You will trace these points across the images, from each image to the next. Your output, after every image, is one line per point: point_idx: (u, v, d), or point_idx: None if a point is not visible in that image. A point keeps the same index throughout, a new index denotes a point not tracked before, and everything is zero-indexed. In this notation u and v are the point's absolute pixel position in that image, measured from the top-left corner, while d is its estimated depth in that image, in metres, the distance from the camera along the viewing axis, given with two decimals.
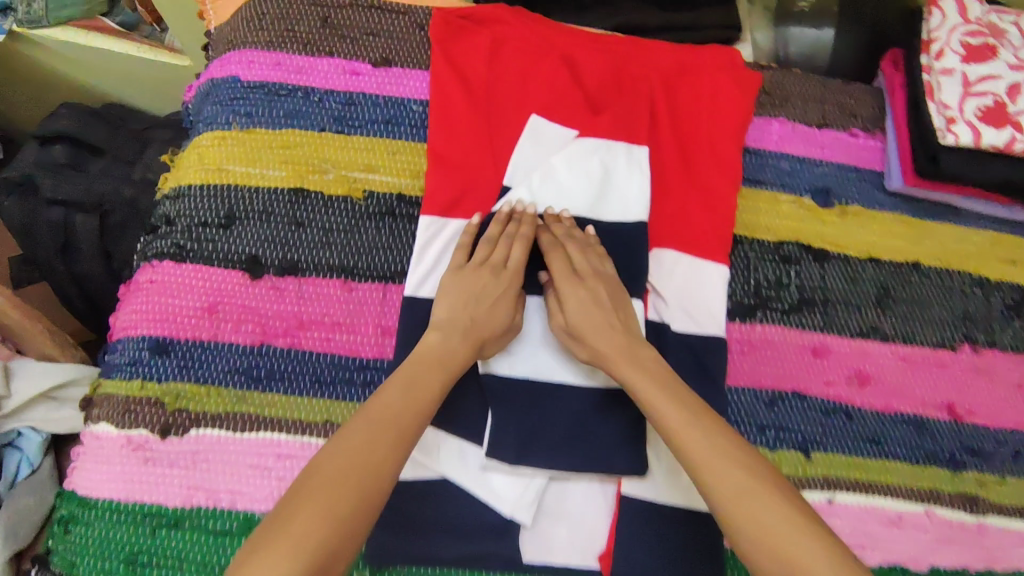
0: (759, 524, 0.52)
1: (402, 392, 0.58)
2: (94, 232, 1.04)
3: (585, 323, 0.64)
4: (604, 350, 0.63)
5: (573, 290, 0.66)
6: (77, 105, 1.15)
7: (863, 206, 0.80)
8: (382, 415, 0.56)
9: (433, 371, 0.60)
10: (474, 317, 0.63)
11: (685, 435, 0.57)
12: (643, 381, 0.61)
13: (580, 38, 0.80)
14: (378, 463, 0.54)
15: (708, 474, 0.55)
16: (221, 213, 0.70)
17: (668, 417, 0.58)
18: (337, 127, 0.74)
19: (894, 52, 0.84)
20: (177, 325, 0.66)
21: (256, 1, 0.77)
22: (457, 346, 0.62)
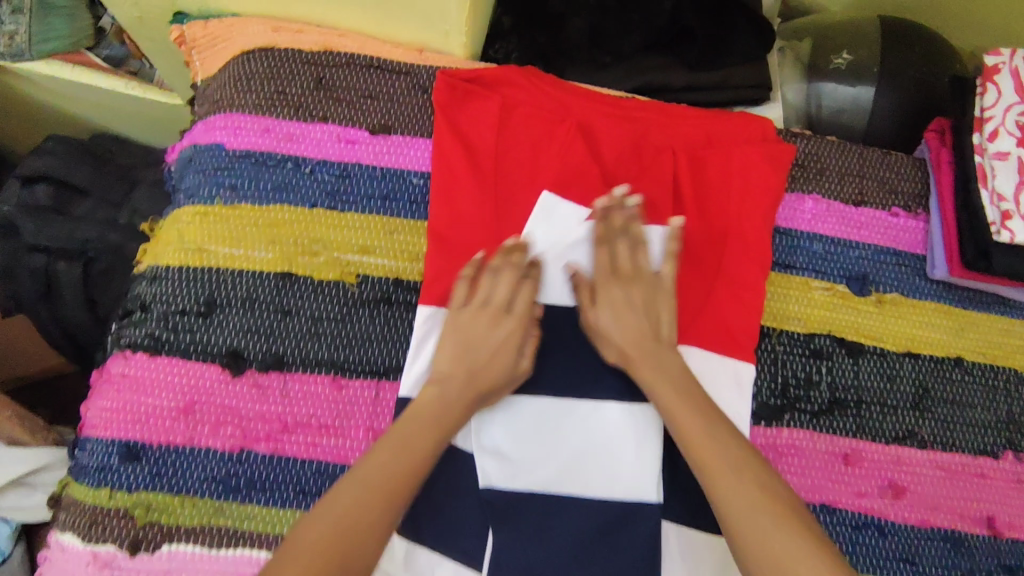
0: (761, 540, 0.50)
1: (397, 448, 0.54)
2: (78, 281, 0.98)
3: (622, 332, 0.62)
4: (631, 355, 0.61)
5: (608, 288, 0.64)
6: (64, 138, 1.09)
7: (901, 294, 0.73)
8: (372, 473, 0.52)
9: (428, 424, 0.56)
10: (471, 365, 0.60)
11: (696, 445, 0.56)
12: (664, 390, 0.59)
13: (598, 102, 0.73)
14: (367, 522, 0.50)
15: (717, 485, 0.53)
16: (201, 300, 0.64)
17: (682, 425, 0.57)
18: (330, 203, 0.67)
19: (941, 121, 0.77)
20: (150, 428, 0.61)
21: (246, 59, 0.71)
22: (455, 399, 0.58)
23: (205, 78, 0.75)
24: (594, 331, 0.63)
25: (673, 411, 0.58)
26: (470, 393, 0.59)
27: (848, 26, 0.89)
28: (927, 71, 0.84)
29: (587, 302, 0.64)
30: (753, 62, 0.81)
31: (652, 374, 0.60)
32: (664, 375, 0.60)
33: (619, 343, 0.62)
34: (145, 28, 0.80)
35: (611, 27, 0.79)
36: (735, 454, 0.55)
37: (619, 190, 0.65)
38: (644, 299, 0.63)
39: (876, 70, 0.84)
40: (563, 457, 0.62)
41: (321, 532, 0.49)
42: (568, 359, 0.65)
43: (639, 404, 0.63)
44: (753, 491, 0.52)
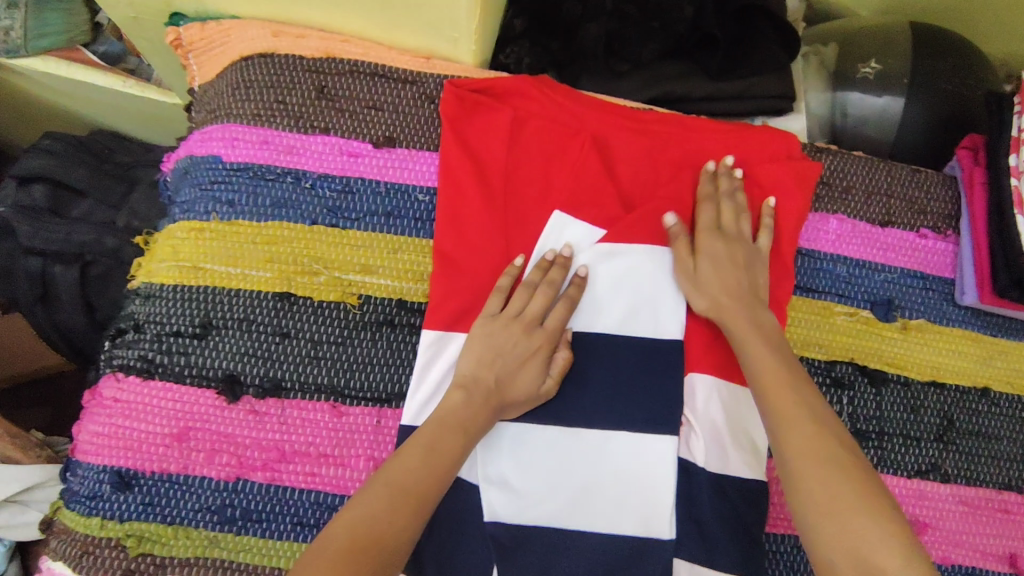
0: (827, 498, 0.48)
1: (425, 454, 0.53)
2: (74, 285, 0.96)
3: (720, 283, 0.62)
4: (722, 307, 0.61)
5: (711, 243, 0.63)
6: (62, 135, 1.06)
7: (928, 321, 0.70)
8: (392, 477, 0.51)
9: (457, 430, 0.55)
10: (505, 378, 0.58)
11: (772, 393, 0.55)
12: (751, 339, 0.59)
13: (614, 114, 0.70)
14: (387, 527, 0.48)
15: (791, 433, 0.52)
16: (196, 322, 0.61)
17: (766, 374, 0.56)
18: (331, 220, 0.64)
19: (975, 138, 0.73)
20: (143, 455, 0.59)
21: (244, 66, 0.68)
22: (480, 410, 0.56)
23: (203, 84, 0.72)
24: (683, 282, 0.63)
25: (756, 359, 0.58)
26: (493, 407, 0.57)
27: (877, 33, 0.85)
28: (959, 83, 0.80)
29: (682, 255, 0.63)
30: (777, 71, 0.77)
31: (743, 325, 0.60)
32: (749, 325, 0.60)
33: (716, 294, 0.61)
34: (141, 29, 0.77)
35: (628, 33, 0.75)
36: (810, 407, 0.54)
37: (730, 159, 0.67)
38: (738, 256, 0.63)
39: (906, 80, 0.80)
40: (571, 490, 0.59)
41: (339, 532, 0.47)
42: (579, 387, 0.62)
43: (651, 435, 0.61)
44: (826, 444, 0.51)
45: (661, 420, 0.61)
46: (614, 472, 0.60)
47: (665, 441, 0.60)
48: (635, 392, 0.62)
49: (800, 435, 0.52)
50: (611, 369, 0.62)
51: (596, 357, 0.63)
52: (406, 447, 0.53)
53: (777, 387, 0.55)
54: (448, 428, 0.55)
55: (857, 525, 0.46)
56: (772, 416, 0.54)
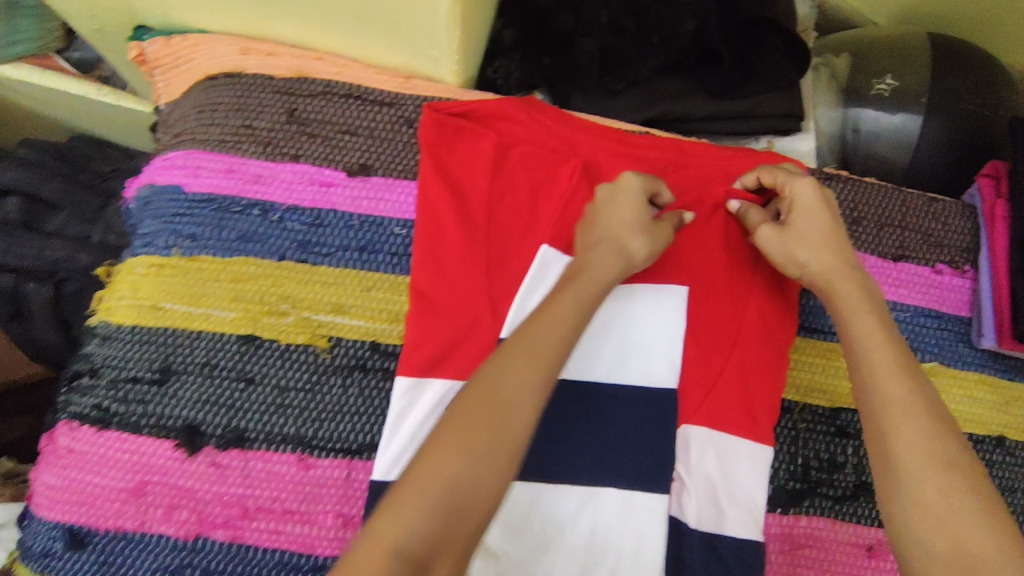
0: (932, 500, 0.44)
1: (530, 367, 0.47)
2: (48, 303, 0.85)
3: (821, 239, 0.57)
4: (824, 267, 0.56)
5: (806, 219, 0.58)
6: (39, 143, 0.98)
7: (941, 363, 0.66)
8: (486, 391, 0.46)
9: (559, 307, 0.51)
10: (613, 234, 0.56)
11: (882, 379, 0.49)
12: (863, 318, 0.53)
13: (609, 138, 0.65)
14: (494, 463, 0.44)
15: (908, 426, 0.47)
16: (155, 366, 0.58)
17: (879, 367, 0.50)
18: (301, 255, 0.60)
19: (997, 164, 0.68)
20: (96, 511, 0.56)
21: (210, 87, 0.63)
22: (608, 262, 0.55)
23: (170, 103, 0.68)
24: (780, 253, 0.58)
25: (868, 344, 0.51)
26: (619, 262, 0.55)
27: (895, 46, 0.79)
28: (981, 103, 0.74)
29: (766, 223, 0.59)
30: (786, 90, 0.71)
31: (853, 293, 0.54)
32: (858, 292, 0.54)
33: (824, 250, 0.56)
34: (108, 41, 0.72)
35: (627, 51, 0.69)
36: (922, 393, 0.48)
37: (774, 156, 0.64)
38: (832, 210, 0.59)
39: (924, 99, 0.74)
40: (554, 550, 0.55)
41: (429, 475, 0.43)
42: (564, 439, 0.58)
43: (640, 491, 0.57)
44: (945, 445, 0.46)
45: (650, 475, 0.57)
46: (600, 531, 0.56)
47: (654, 499, 0.57)
48: (624, 442, 0.58)
49: (918, 434, 0.46)
50: (597, 418, 0.59)
51: (583, 406, 0.59)
52: (506, 354, 0.48)
53: (889, 372, 0.49)
54: (559, 303, 0.51)
55: (959, 532, 0.42)
56: (882, 401, 0.48)
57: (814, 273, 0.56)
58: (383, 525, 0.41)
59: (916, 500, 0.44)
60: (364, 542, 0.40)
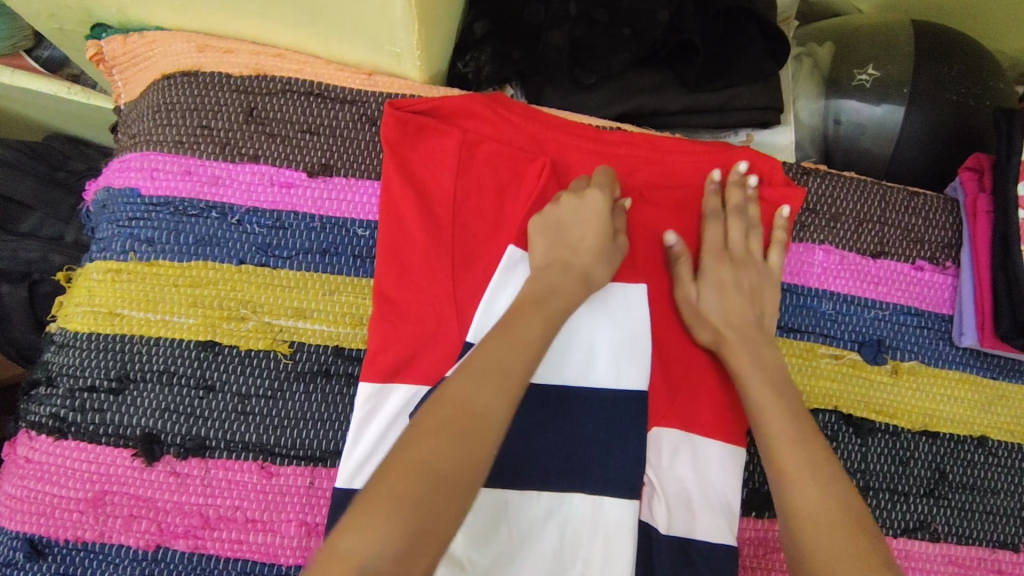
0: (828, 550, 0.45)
1: (498, 379, 0.45)
2: (25, 307, 0.78)
3: (724, 314, 0.59)
4: (728, 337, 0.58)
5: (716, 268, 0.61)
6: (13, 142, 0.88)
7: (921, 362, 0.65)
8: (456, 406, 0.43)
9: (530, 323, 0.49)
10: (579, 262, 0.55)
11: (778, 444, 0.52)
12: (761, 387, 0.55)
13: (575, 135, 0.63)
14: (461, 474, 0.41)
15: (796, 479, 0.49)
16: (113, 375, 0.57)
17: (769, 418, 0.53)
18: (261, 258, 0.59)
19: (979, 156, 0.65)
20: (56, 522, 0.55)
21: (165, 86, 0.62)
22: (570, 285, 0.53)
23: (129, 102, 0.66)
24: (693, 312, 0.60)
25: (766, 413, 0.54)
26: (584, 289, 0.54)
27: (877, 34, 0.77)
28: (965, 92, 0.72)
29: (688, 282, 0.60)
30: (765, 81, 0.69)
31: (748, 364, 0.56)
32: (757, 369, 0.56)
33: (722, 326, 0.59)
34: (69, 38, 0.70)
35: (598, 41, 0.67)
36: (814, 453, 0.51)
37: (743, 168, 0.63)
38: (743, 289, 0.60)
39: (907, 89, 0.72)
40: (522, 559, 0.54)
41: (394, 491, 0.39)
42: (533, 445, 0.56)
43: (609, 498, 0.55)
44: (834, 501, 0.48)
45: (618, 482, 0.56)
46: (568, 540, 0.54)
47: (625, 505, 0.55)
48: (594, 448, 0.56)
49: (793, 456, 0.50)
50: (566, 422, 0.57)
51: (553, 412, 0.57)
52: (473, 367, 0.45)
53: (784, 438, 0.52)
54: (526, 320, 0.49)
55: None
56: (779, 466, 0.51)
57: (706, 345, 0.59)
58: (350, 543, 0.37)
59: (808, 552, 0.46)
60: (327, 561, 0.37)
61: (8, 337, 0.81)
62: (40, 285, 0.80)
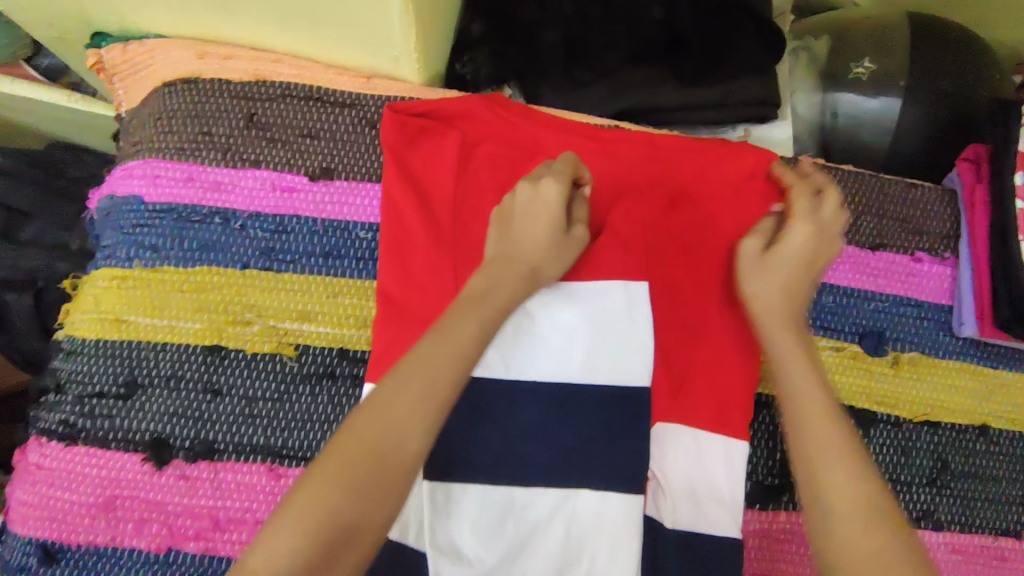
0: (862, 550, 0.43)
1: (416, 387, 0.45)
2: (30, 316, 0.79)
3: (785, 280, 0.55)
4: (782, 304, 0.54)
5: (797, 229, 0.56)
6: (14, 151, 0.89)
7: (921, 353, 0.65)
8: (373, 417, 0.43)
9: (462, 326, 0.48)
10: (525, 257, 0.54)
11: (818, 427, 0.48)
12: (803, 370, 0.51)
13: (574, 134, 0.63)
14: (371, 490, 0.42)
15: (837, 469, 0.46)
16: (121, 381, 0.57)
17: (808, 401, 0.50)
18: (264, 263, 0.59)
19: (976, 147, 0.66)
20: (68, 527, 0.56)
21: (166, 94, 0.62)
22: (511, 281, 0.52)
23: (129, 110, 0.66)
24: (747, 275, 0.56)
25: (802, 393, 0.50)
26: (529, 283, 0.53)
27: (871, 27, 0.77)
28: (962, 82, 0.72)
29: (750, 242, 0.57)
30: (761, 76, 0.69)
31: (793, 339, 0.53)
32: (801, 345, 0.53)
33: (777, 293, 0.55)
34: (68, 46, 0.71)
35: (595, 38, 0.67)
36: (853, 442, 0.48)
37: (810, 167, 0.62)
38: (810, 265, 0.56)
39: (903, 82, 0.72)
40: (529, 554, 0.54)
41: (305, 507, 0.41)
42: (537, 442, 0.57)
43: (614, 494, 0.55)
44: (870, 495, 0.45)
45: (623, 477, 0.56)
46: (574, 536, 0.55)
47: (630, 500, 0.56)
48: (598, 443, 0.57)
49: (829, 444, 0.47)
50: (570, 419, 0.57)
51: (556, 408, 0.57)
52: (396, 374, 0.45)
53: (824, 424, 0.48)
54: (458, 321, 0.48)
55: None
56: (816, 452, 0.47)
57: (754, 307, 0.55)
58: (258, 560, 0.40)
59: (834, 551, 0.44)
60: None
61: (15, 345, 0.81)
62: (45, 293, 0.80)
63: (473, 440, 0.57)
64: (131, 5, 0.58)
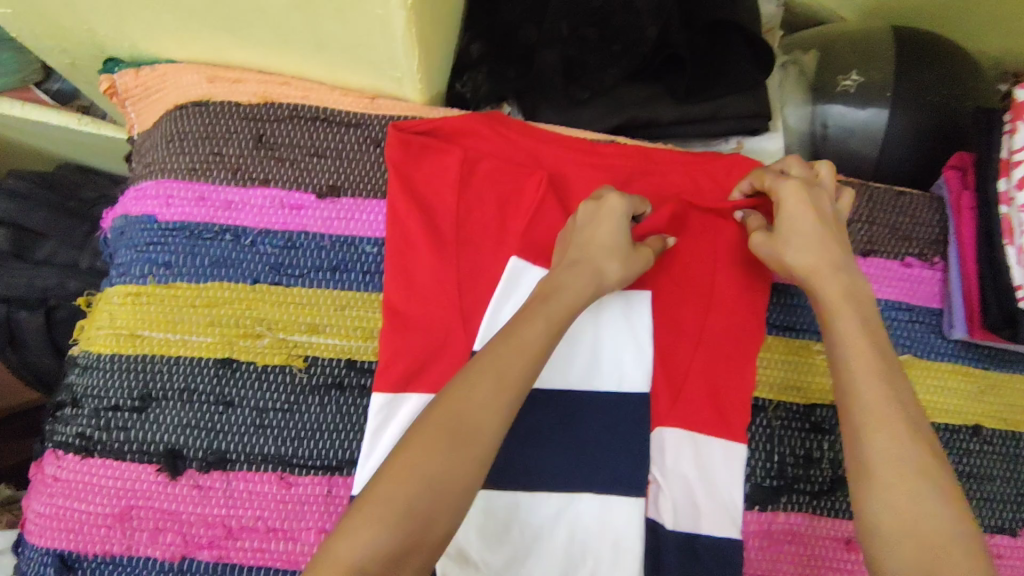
0: (909, 508, 0.45)
1: (496, 386, 0.46)
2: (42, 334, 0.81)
3: (814, 243, 0.56)
4: (813, 264, 0.55)
5: (792, 192, 0.57)
6: (25, 173, 0.91)
7: (914, 355, 0.67)
8: (448, 412, 0.45)
9: (530, 331, 0.49)
10: (588, 258, 0.55)
11: (864, 386, 0.50)
12: (849, 327, 0.53)
13: (573, 150, 0.65)
14: (450, 487, 0.43)
15: (878, 426, 0.48)
16: (135, 394, 0.59)
17: (861, 362, 0.51)
18: (275, 278, 0.61)
19: (962, 156, 0.68)
20: (84, 537, 0.57)
21: (177, 117, 0.64)
22: (580, 280, 0.54)
23: (141, 133, 0.69)
24: (772, 259, 0.58)
25: (848, 352, 0.52)
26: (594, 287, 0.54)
27: (858, 41, 0.79)
28: (947, 94, 0.75)
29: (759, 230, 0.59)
30: (752, 90, 0.71)
31: (837, 295, 0.54)
32: (843, 301, 0.54)
33: (813, 255, 0.56)
34: (81, 72, 0.73)
35: (590, 58, 0.69)
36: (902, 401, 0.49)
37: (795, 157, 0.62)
38: (823, 217, 0.58)
39: (889, 93, 0.75)
40: (534, 558, 0.56)
41: (385, 499, 0.42)
42: (540, 447, 0.58)
43: (617, 496, 0.57)
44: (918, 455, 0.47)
45: (625, 480, 0.58)
46: (578, 538, 0.56)
47: (632, 503, 0.57)
48: (600, 448, 0.58)
49: (879, 399, 0.49)
50: (572, 424, 0.59)
51: (559, 415, 0.59)
52: (476, 373, 0.46)
53: (872, 381, 0.50)
54: (532, 325, 0.50)
55: (928, 533, 0.44)
56: (861, 411, 0.49)
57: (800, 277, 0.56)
58: (342, 547, 0.41)
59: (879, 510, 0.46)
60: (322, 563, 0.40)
61: (27, 362, 0.83)
62: (56, 312, 0.82)
63: None
64: (146, 33, 0.61)
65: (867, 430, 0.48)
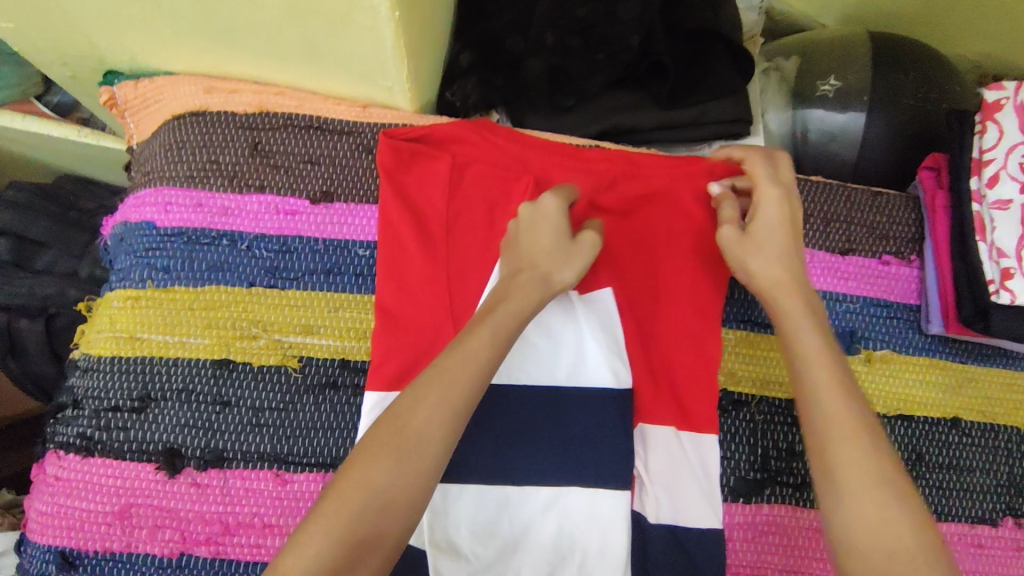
0: (874, 514, 0.47)
1: (442, 399, 0.47)
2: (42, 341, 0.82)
3: (778, 253, 0.58)
4: (778, 274, 0.57)
5: (769, 196, 0.59)
6: (25, 184, 0.92)
7: (893, 350, 0.68)
8: (394, 427, 0.46)
9: (476, 342, 0.50)
10: (531, 265, 0.56)
11: (826, 396, 0.51)
12: (811, 339, 0.54)
13: (558, 155, 0.67)
14: (393, 500, 0.45)
15: (843, 434, 0.50)
16: (134, 396, 0.61)
17: (820, 372, 0.53)
18: (270, 281, 0.63)
19: (937, 156, 0.70)
20: (85, 534, 0.58)
21: (175, 126, 0.66)
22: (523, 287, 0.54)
23: (140, 142, 0.71)
24: (738, 260, 0.59)
25: (808, 363, 0.53)
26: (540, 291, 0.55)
27: (836, 47, 0.82)
28: (921, 97, 0.77)
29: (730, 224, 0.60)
30: (733, 95, 0.74)
31: (796, 306, 0.56)
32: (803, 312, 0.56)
33: (775, 264, 0.57)
34: (81, 84, 0.75)
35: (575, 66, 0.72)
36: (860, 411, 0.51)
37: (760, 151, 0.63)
38: (792, 225, 0.59)
39: (866, 97, 0.77)
40: (523, 551, 0.57)
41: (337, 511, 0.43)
42: (529, 442, 0.60)
43: (605, 490, 0.59)
44: (879, 461, 0.48)
45: (612, 474, 0.59)
46: (566, 530, 0.58)
47: (619, 496, 0.59)
48: (588, 443, 0.60)
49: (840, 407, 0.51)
50: (560, 420, 0.61)
51: (547, 410, 0.61)
52: (421, 389, 0.48)
53: (832, 391, 0.52)
54: (474, 336, 0.50)
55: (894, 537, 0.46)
56: (825, 420, 0.51)
57: (757, 284, 0.58)
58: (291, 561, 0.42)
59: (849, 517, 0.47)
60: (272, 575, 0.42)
61: (27, 369, 0.84)
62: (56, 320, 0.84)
63: (469, 444, 0.60)
64: (145, 46, 0.63)
65: (830, 438, 0.50)
